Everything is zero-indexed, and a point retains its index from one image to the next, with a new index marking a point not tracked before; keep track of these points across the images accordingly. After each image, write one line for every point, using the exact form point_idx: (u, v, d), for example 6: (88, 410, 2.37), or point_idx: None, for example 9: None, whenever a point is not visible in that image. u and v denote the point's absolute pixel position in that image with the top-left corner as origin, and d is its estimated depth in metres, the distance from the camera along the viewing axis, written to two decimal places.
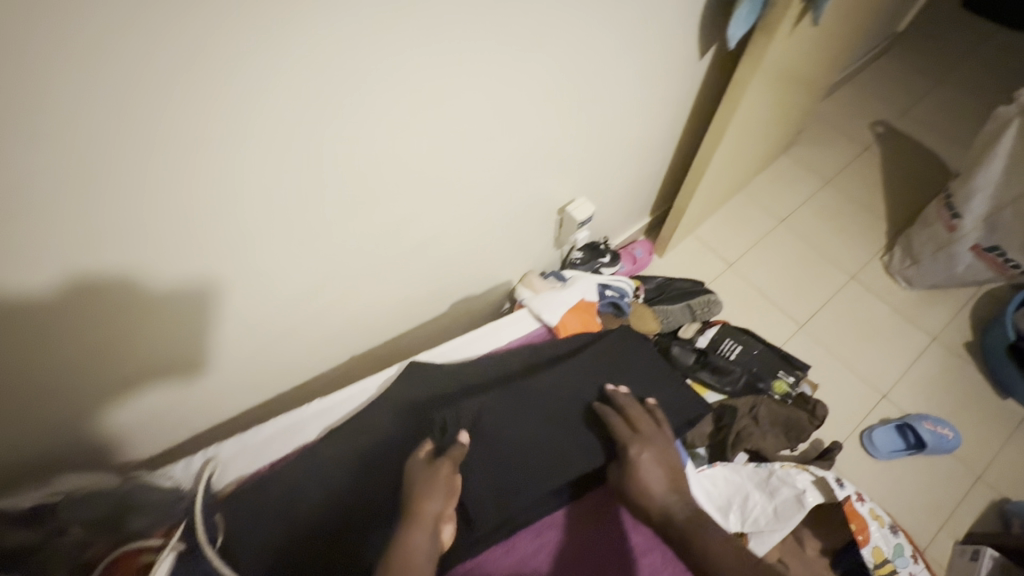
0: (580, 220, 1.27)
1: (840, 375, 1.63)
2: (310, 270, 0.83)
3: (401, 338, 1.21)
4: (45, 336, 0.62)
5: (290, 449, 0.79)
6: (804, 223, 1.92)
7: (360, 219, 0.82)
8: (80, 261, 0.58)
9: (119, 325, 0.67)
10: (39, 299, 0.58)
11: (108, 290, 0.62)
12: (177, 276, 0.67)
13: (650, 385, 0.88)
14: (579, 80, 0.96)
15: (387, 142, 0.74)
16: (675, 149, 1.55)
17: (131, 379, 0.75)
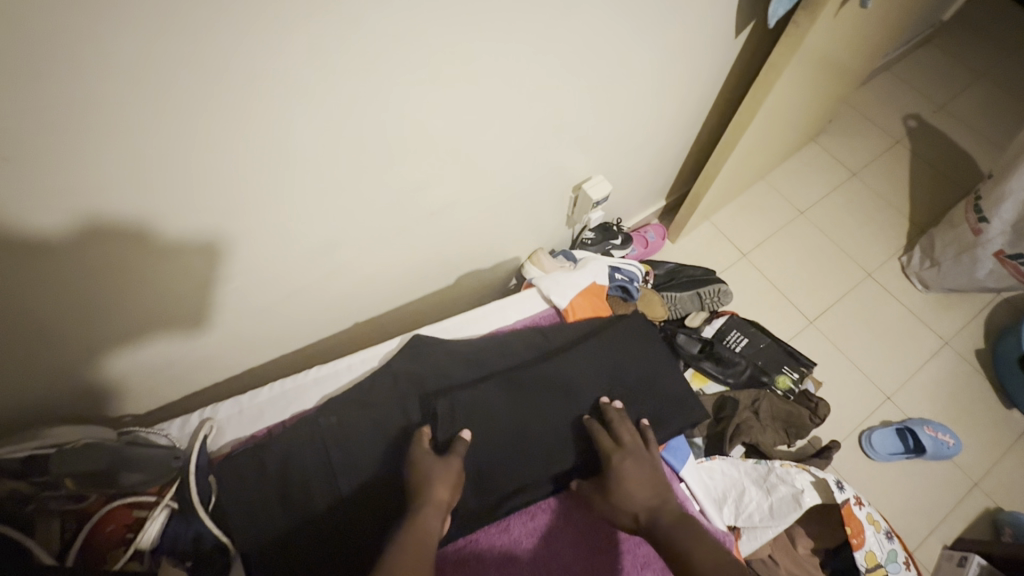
0: (595, 200, 1.23)
1: (846, 374, 1.61)
2: (316, 235, 0.80)
3: (405, 308, 1.19)
4: (58, 279, 0.60)
5: (287, 415, 0.78)
6: (824, 217, 1.87)
7: (369, 185, 0.79)
8: (95, 204, 0.56)
9: (134, 272, 0.66)
10: (54, 241, 0.56)
11: (123, 236, 0.61)
12: (183, 233, 0.65)
13: (656, 375, 0.86)
14: (606, 50, 0.90)
15: (402, 105, 0.71)
16: (699, 131, 1.49)
17: (139, 329, 0.74)
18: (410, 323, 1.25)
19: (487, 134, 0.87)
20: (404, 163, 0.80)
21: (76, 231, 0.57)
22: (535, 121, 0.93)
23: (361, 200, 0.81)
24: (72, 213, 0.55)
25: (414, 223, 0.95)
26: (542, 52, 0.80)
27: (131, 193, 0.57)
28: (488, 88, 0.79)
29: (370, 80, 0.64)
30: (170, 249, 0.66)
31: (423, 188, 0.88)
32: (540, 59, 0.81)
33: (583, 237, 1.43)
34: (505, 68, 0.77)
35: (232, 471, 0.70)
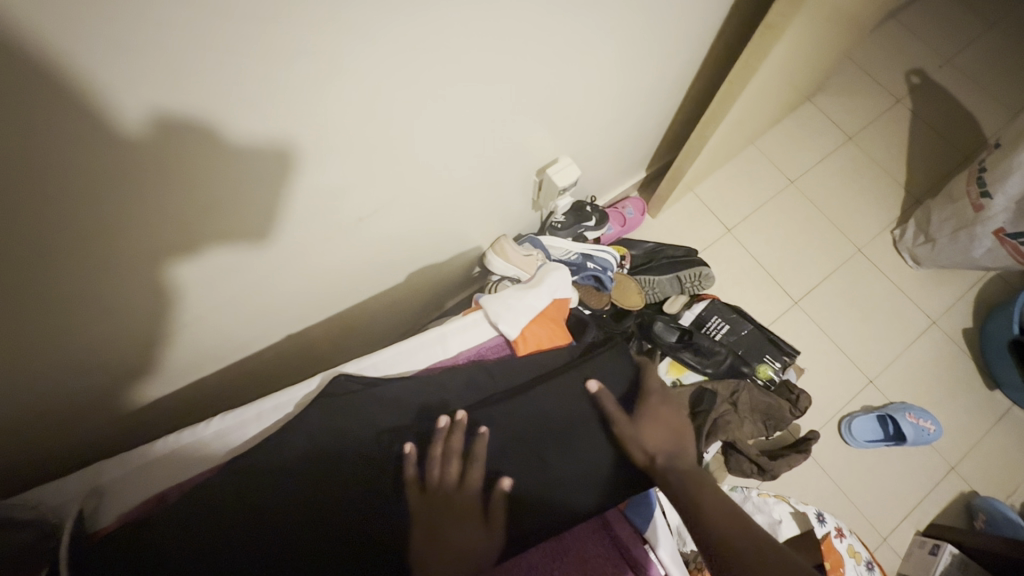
0: (562, 186, 1.07)
1: (831, 358, 1.53)
2: (256, 248, 0.66)
3: (350, 314, 1.05)
4: (87, 199, 0.45)
5: (189, 474, 0.66)
6: (817, 186, 1.74)
7: (330, 181, 0.65)
8: (160, 114, 0.43)
9: (187, 186, 0.51)
10: (99, 141, 0.41)
11: (181, 142, 0.46)
12: (193, 208, 0.53)
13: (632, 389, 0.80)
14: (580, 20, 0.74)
15: (325, 112, 0.55)
16: (684, 97, 1.31)
17: (162, 285, 0.61)
18: (359, 327, 1.12)
19: (441, 129, 0.72)
20: (335, 178, 0.65)
21: (122, 129, 0.42)
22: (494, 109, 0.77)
23: (284, 223, 0.66)
24: (126, 107, 0.41)
25: (351, 236, 0.79)
26: (505, 29, 0.63)
27: (196, 81, 0.42)
28: (435, 78, 0.62)
29: (286, 88, 0.49)
30: (237, 158, 0.52)
31: (359, 197, 0.72)
32: (502, 36, 0.64)
33: (552, 220, 1.28)
34: (454, 51, 0.61)
35: (105, 551, 0.56)
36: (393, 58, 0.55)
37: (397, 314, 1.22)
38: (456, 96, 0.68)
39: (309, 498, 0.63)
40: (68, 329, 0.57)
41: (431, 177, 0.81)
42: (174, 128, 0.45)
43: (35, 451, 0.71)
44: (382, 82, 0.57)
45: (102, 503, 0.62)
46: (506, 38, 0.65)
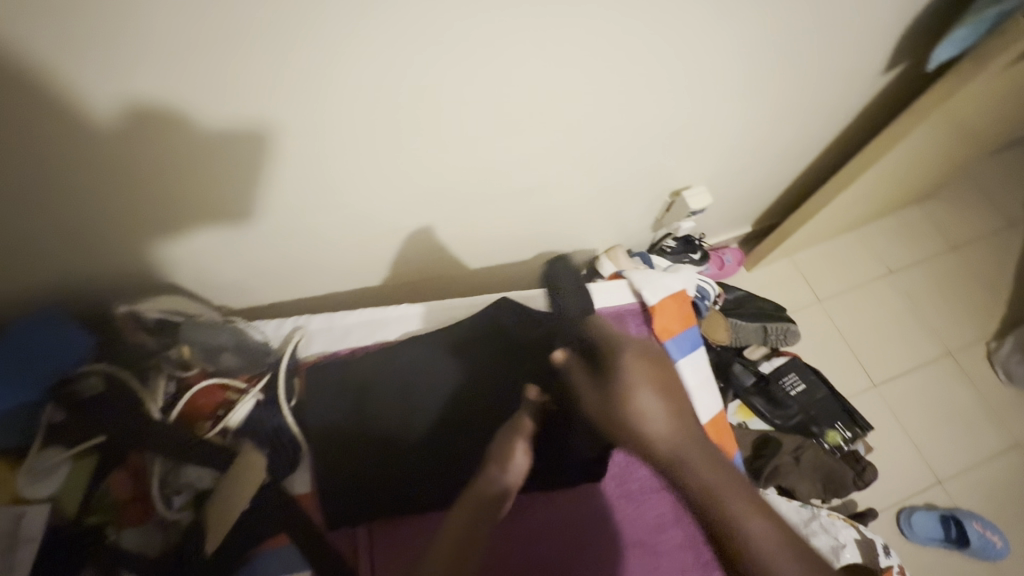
0: (692, 211, 1.19)
1: (900, 447, 1.53)
2: (342, 219, 0.84)
3: (481, 274, 1.21)
4: (86, 167, 0.61)
5: (372, 341, 0.79)
6: (915, 283, 1.77)
7: (400, 177, 0.80)
8: (135, 106, 0.57)
9: (168, 153, 0.63)
10: (83, 125, 0.56)
11: (156, 134, 0.60)
12: (181, 190, 0.68)
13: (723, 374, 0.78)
14: (743, 61, 0.89)
15: (284, 83, 0.60)
16: (810, 165, 1.43)
17: (165, 249, 0.76)
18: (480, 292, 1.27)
19: (446, 123, 0.74)
20: (334, 140, 0.70)
21: (101, 118, 0.56)
22: (647, 120, 0.92)
23: (277, 185, 0.73)
24: (100, 101, 0.55)
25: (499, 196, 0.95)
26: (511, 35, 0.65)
27: (155, 60, 0.53)
28: (463, 64, 0.66)
29: (233, 66, 0.56)
30: (205, 138, 0.63)
31: (507, 162, 0.87)
32: (545, 44, 0.68)
33: (664, 245, 1.40)
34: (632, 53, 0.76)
35: (317, 377, 0.73)
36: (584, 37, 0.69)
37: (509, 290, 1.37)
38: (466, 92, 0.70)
39: (458, 390, 0.75)
40: (108, 264, 0.75)
41: (471, 174, 0.86)
42: (140, 105, 0.56)
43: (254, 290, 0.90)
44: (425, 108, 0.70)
45: (309, 343, 0.78)
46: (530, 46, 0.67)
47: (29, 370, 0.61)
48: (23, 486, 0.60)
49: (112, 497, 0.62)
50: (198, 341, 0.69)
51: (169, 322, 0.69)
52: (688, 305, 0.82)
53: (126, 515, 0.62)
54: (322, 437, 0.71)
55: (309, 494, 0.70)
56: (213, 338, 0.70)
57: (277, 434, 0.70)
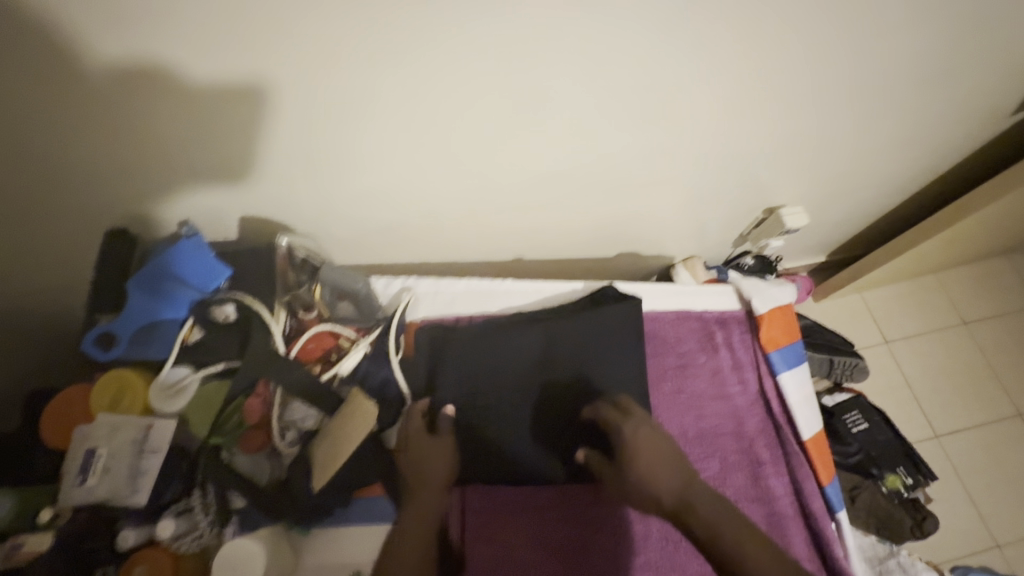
0: (785, 229, 1.17)
1: (958, 503, 1.47)
2: (353, 194, 0.80)
3: (559, 265, 1.20)
4: (80, 120, 0.58)
5: (476, 312, 0.81)
6: (989, 336, 1.70)
7: (407, 157, 0.76)
8: (127, 56, 0.53)
9: (171, 111, 0.60)
10: (75, 75, 0.54)
11: (151, 88, 0.57)
12: (181, 149, 0.65)
13: (805, 408, 0.76)
14: (870, 76, 0.87)
15: (270, 29, 0.54)
16: (904, 202, 1.40)
17: (167, 212, 0.74)
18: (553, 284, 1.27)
19: (479, 92, 0.68)
20: (355, 98, 0.65)
21: (93, 68, 0.54)
22: (760, 124, 0.91)
23: (288, 144, 0.69)
24: (95, 50, 0.52)
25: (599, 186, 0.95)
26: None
27: (131, 10, 0.50)
28: (507, 28, 0.61)
29: (211, 11, 0.51)
30: (200, 97, 0.59)
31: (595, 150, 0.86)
32: (598, 19, 0.62)
33: (740, 261, 1.36)
34: (765, 48, 0.75)
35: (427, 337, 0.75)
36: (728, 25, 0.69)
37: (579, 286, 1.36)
38: (504, 59, 0.64)
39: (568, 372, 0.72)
40: (110, 228, 0.72)
41: (516, 152, 0.81)
42: (131, 61, 0.54)
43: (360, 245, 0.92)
44: (423, 88, 0.65)
45: (416, 305, 0.80)
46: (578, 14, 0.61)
47: (182, 293, 0.65)
48: (156, 399, 0.63)
49: (236, 419, 0.65)
50: (334, 283, 0.71)
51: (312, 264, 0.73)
52: (792, 316, 0.81)
53: (246, 440, 0.64)
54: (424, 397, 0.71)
55: None
56: (346, 284, 0.72)
57: (384, 387, 0.72)
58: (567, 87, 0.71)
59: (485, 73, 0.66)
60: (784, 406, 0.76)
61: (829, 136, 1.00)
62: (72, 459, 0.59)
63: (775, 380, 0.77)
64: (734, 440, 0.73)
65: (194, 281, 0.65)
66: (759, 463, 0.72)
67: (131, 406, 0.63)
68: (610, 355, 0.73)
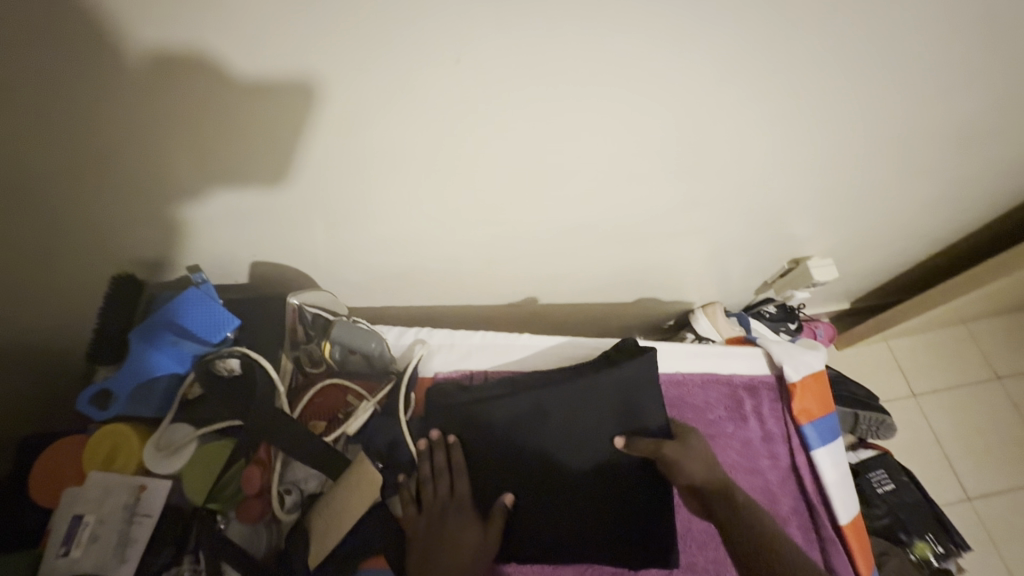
0: (813, 280, 1.13)
1: (993, 573, 1.37)
2: (377, 233, 0.77)
3: (576, 311, 1.16)
4: (107, 116, 0.52)
5: (491, 367, 0.77)
6: (1023, 394, 1.63)
7: (441, 196, 0.72)
8: (175, 54, 0.48)
9: (177, 134, 0.55)
10: (112, 68, 0.48)
11: (193, 91, 0.51)
12: (209, 159, 0.59)
13: (841, 489, 0.70)
14: (913, 131, 0.84)
15: (290, 71, 0.51)
16: (936, 255, 1.35)
17: (171, 227, 0.67)
18: (567, 327, 1.22)
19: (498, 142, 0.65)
20: (367, 146, 0.62)
21: (132, 64, 0.48)
22: (796, 176, 0.87)
23: (314, 179, 0.65)
24: (141, 45, 0.46)
25: (628, 232, 0.92)
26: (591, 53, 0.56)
27: (147, 36, 0.46)
28: (535, 82, 0.58)
29: (234, 47, 0.48)
30: (243, 110, 0.54)
31: (635, 192, 0.81)
32: (664, 60, 0.59)
33: (762, 308, 1.32)
34: (813, 101, 0.72)
35: (439, 395, 0.70)
36: (779, 80, 0.66)
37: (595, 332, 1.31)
38: (529, 111, 0.62)
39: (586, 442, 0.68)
40: (107, 237, 0.66)
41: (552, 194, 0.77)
42: (138, 82, 0.49)
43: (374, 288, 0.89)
44: (483, 124, 0.62)
45: (430, 359, 0.77)
46: (612, 69, 0.58)
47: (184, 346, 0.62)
48: (151, 459, 0.60)
49: (234, 487, 0.61)
50: (344, 343, 0.67)
51: (324, 322, 0.69)
52: (828, 386, 0.76)
53: (244, 512, 0.59)
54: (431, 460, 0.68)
55: None
56: (359, 343, 0.68)
57: (394, 449, 0.67)
58: (591, 138, 0.68)
59: (508, 124, 0.63)
60: (818, 484, 0.71)
61: (869, 186, 0.96)
62: (58, 525, 0.56)
63: (808, 455, 0.72)
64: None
65: (198, 332, 0.62)
66: None
67: (125, 466, 0.60)
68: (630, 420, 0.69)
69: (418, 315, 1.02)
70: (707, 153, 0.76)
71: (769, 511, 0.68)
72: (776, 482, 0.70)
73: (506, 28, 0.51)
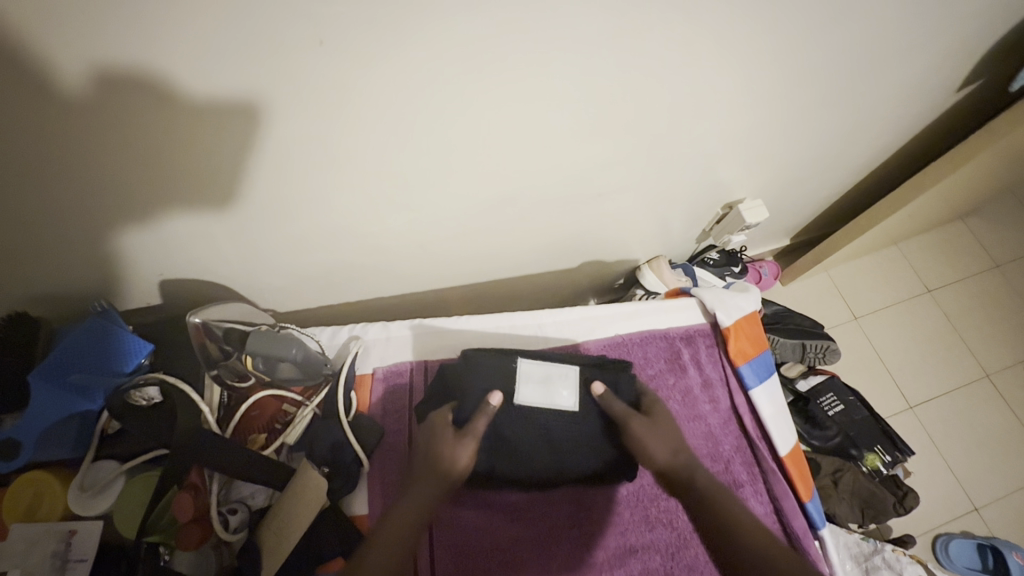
0: (747, 223, 1.15)
1: (936, 472, 1.48)
2: (293, 237, 0.73)
3: (522, 281, 1.15)
4: (53, 138, 0.48)
5: (431, 355, 0.76)
6: (953, 302, 1.73)
7: (351, 192, 0.68)
8: (124, 66, 0.44)
9: (117, 163, 0.53)
10: (52, 86, 0.44)
11: (143, 101, 0.47)
12: (170, 172, 0.56)
13: (776, 421, 0.74)
14: (819, 69, 0.85)
15: (222, 95, 0.49)
16: (864, 183, 1.39)
17: (125, 237, 0.63)
18: (516, 298, 1.22)
19: (396, 136, 0.61)
20: (279, 160, 0.59)
21: (76, 80, 0.44)
22: (714, 126, 0.88)
23: (270, 181, 0.62)
24: (79, 58, 0.42)
25: (558, 203, 0.91)
26: (474, 40, 0.53)
27: (91, 54, 0.42)
28: (435, 78, 0.55)
29: (162, 78, 0.46)
30: (202, 119, 0.51)
31: (556, 162, 0.80)
32: (552, 36, 0.56)
33: (705, 256, 1.34)
34: (713, 57, 0.71)
35: (382, 395, 0.73)
36: (679, 42, 0.65)
37: (547, 300, 1.31)
38: (426, 103, 0.58)
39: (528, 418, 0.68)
40: (50, 249, 0.61)
41: (470, 176, 0.75)
42: (67, 112, 0.46)
43: (302, 287, 0.86)
44: (382, 123, 0.59)
45: (366, 355, 0.75)
46: (508, 51, 0.56)
47: (93, 380, 0.58)
48: (75, 500, 0.57)
49: (168, 516, 0.58)
50: (261, 354, 0.63)
51: (233, 334, 0.64)
52: (760, 326, 0.79)
53: (183, 538, 0.56)
54: (370, 441, 0.68)
55: (366, 516, 0.65)
56: (279, 352, 0.64)
57: (337, 450, 0.65)
58: (498, 119, 0.65)
59: (407, 120, 0.60)
60: (757, 419, 0.74)
61: (784, 128, 0.98)
62: None
63: (747, 394, 0.75)
64: (711, 462, 0.70)
65: (107, 365, 0.59)
66: (738, 484, 0.69)
67: (49, 514, 0.57)
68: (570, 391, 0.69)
69: (359, 308, 1.00)
70: (620, 116, 0.75)
71: (710, 450, 0.71)
72: (718, 426, 0.73)
73: (386, 20, 0.47)
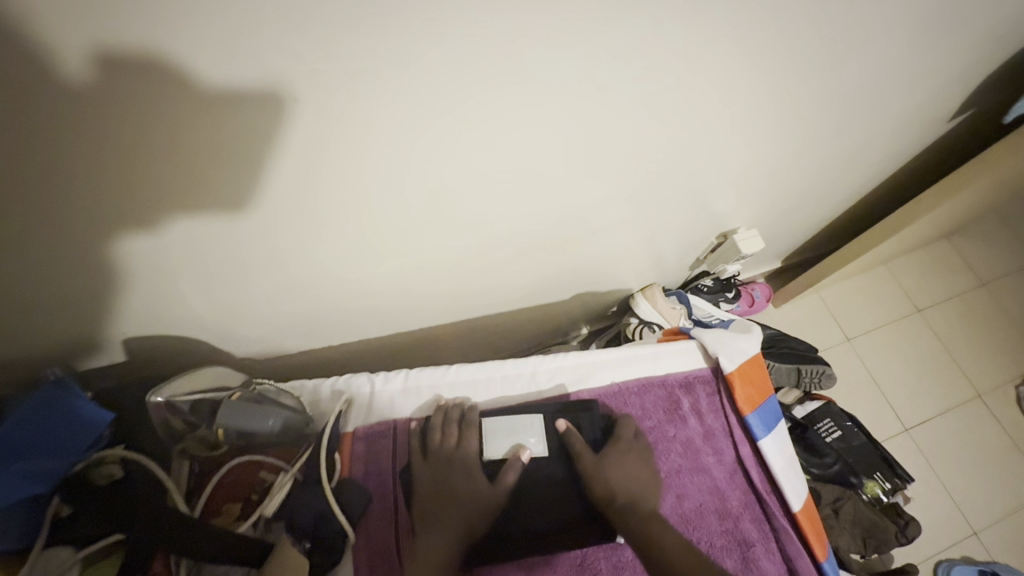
0: (741, 253, 1.13)
1: (934, 496, 1.47)
2: (273, 283, 0.69)
3: (514, 316, 1.11)
4: (36, 142, 0.40)
5: (418, 408, 0.72)
6: (942, 321, 1.74)
7: (335, 237, 0.64)
8: (131, 57, 0.36)
9: (114, 175, 0.45)
10: (41, 83, 0.36)
11: (151, 96, 0.40)
12: (174, 183, 0.48)
13: (784, 474, 0.71)
14: (818, 100, 0.83)
15: (242, 87, 0.41)
16: (857, 207, 1.38)
17: (109, 260, 0.55)
18: (507, 332, 1.17)
19: (389, 178, 0.58)
20: (289, 181, 0.53)
21: (71, 75, 0.36)
22: (711, 158, 0.85)
23: (280, 200, 0.55)
24: (76, 49, 0.35)
25: (553, 238, 0.88)
26: (473, 78, 0.49)
27: (90, 44, 0.35)
28: (431, 120, 0.52)
29: (176, 60, 0.38)
30: (217, 119, 0.43)
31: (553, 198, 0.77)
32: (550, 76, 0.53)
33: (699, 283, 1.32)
34: (714, 92, 0.69)
35: (367, 454, 0.68)
36: (678, 79, 0.63)
37: (539, 331, 1.27)
38: (419, 147, 0.55)
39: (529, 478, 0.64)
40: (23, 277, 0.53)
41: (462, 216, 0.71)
42: (64, 110, 0.38)
43: (283, 333, 0.81)
44: (372, 166, 0.55)
45: (350, 410, 0.71)
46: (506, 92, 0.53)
47: (36, 467, 0.51)
48: None
49: None
50: (235, 426, 0.59)
51: (202, 406, 0.59)
52: (763, 370, 0.77)
53: None
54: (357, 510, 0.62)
55: None
56: (255, 422, 0.60)
57: (319, 524, 0.59)
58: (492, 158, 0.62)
59: (398, 163, 0.56)
60: (767, 473, 0.71)
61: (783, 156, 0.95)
62: None
63: (755, 445, 0.72)
64: (718, 520, 0.66)
65: (60, 447, 0.53)
66: (748, 544, 0.66)
67: None
68: (537, 439, 0.67)
69: (343, 351, 0.94)
70: (619, 151, 0.72)
71: (719, 507, 0.68)
72: (725, 480, 0.70)
73: (382, 64, 0.44)
